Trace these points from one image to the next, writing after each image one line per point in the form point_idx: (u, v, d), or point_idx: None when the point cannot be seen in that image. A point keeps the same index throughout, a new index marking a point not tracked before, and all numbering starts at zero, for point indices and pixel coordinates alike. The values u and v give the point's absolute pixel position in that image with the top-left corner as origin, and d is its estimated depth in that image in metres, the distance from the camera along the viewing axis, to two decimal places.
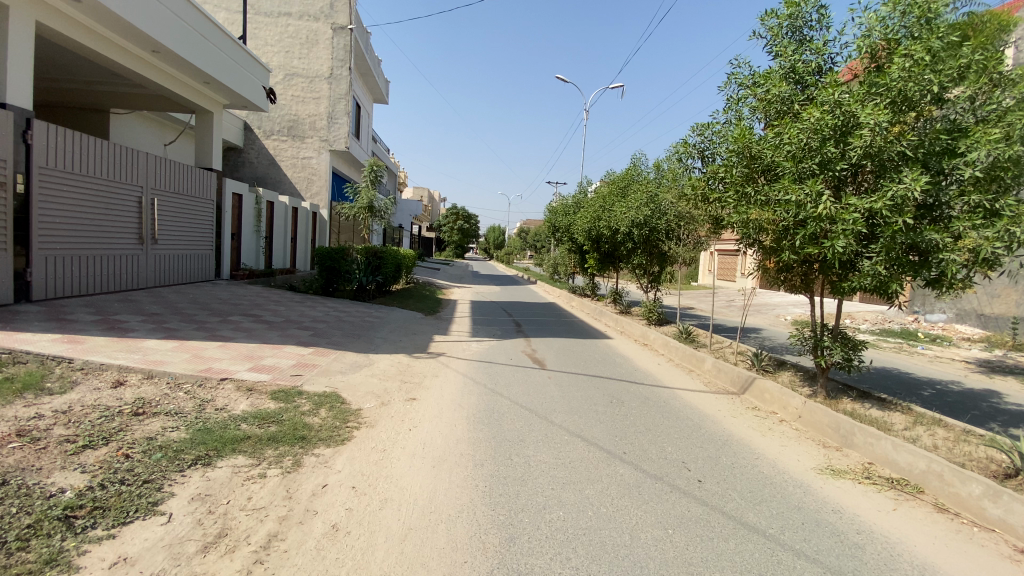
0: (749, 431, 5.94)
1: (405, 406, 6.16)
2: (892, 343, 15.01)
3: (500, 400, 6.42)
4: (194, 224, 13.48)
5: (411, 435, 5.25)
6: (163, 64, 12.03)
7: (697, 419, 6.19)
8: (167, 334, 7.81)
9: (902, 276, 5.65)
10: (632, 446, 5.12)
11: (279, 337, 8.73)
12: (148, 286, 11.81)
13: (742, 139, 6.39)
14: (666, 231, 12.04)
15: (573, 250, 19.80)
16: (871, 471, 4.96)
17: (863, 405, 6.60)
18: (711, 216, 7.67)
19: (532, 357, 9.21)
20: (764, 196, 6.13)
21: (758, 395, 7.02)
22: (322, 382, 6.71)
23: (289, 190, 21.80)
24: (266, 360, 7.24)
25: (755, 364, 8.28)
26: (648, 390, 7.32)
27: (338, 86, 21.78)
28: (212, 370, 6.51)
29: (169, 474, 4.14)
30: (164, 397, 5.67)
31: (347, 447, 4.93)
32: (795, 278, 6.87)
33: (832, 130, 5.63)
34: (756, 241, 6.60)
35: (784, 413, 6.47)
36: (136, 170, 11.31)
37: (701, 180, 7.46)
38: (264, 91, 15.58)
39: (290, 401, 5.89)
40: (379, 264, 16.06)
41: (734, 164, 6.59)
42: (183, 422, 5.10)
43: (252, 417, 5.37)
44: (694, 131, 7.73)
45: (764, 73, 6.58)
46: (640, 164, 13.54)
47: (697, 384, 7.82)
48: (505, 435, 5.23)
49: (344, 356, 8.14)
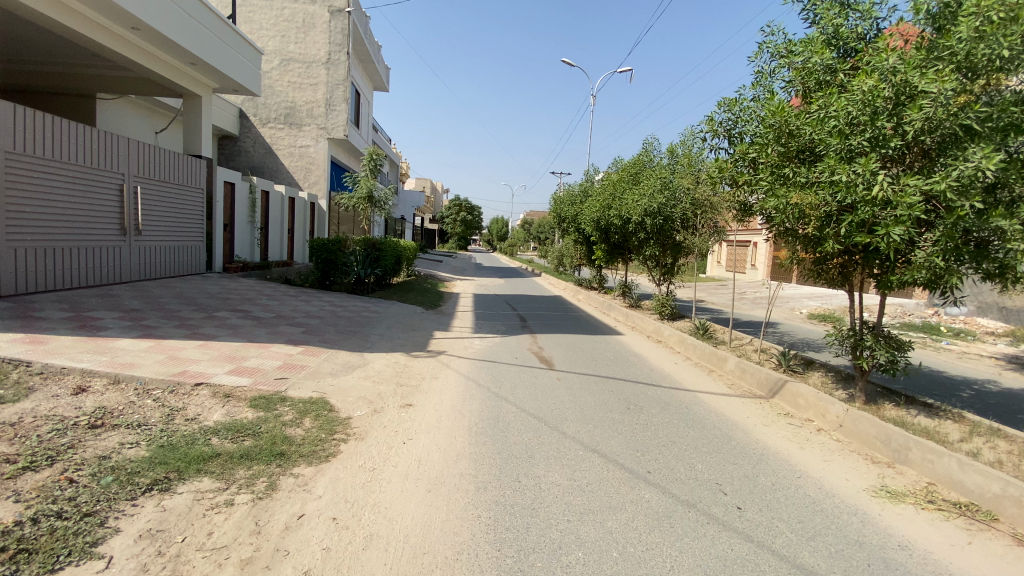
0: (785, 443, 5.28)
1: (401, 415, 5.51)
2: (914, 338, 14.29)
3: (505, 407, 5.76)
4: (182, 214, 12.84)
5: (405, 451, 4.60)
6: (145, 43, 11.35)
7: (724, 429, 5.53)
8: (143, 333, 7.18)
9: (960, 268, 4.96)
10: (656, 464, 4.48)
11: (267, 335, 8.09)
12: (132, 280, 11.18)
13: (777, 114, 5.70)
14: (681, 220, 11.34)
15: (580, 241, 19.17)
16: (934, 494, 4.30)
17: (910, 413, 5.91)
18: (739, 202, 6.94)
19: (540, 356, 8.55)
20: (805, 179, 5.43)
21: (790, 400, 6.37)
22: (309, 386, 6.07)
23: (286, 180, 21.13)
24: (250, 361, 6.61)
25: (784, 364, 7.62)
26: (667, 394, 6.67)
27: (336, 71, 21.04)
28: (187, 374, 5.88)
29: (117, 504, 3.52)
30: (128, 407, 5.04)
31: (331, 466, 4.30)
32: (833, 271, 6.18)
33: (884, 102, 4.93)
34: (793, 230, 5.90)
35: (822, 421, 5.81)
36: (118, 156, 10.66)
37: (728, 162, 6.75)
38: (256, 74, 14.85)
39: (271, 409, 5.25)
40: (378, 256, 15.36)
41: (768, 142, 5.89)
42: (145, 437, 4.47)
43: (225, 429, 4.74)
44: (719, 108, 6.99)
45: (802, 41, 5.87)
46: (652, 149, 12.76)
47: (720, 387, 7.14)
48: (511, 451, 4.57)
49: (336, 356, 7.50)
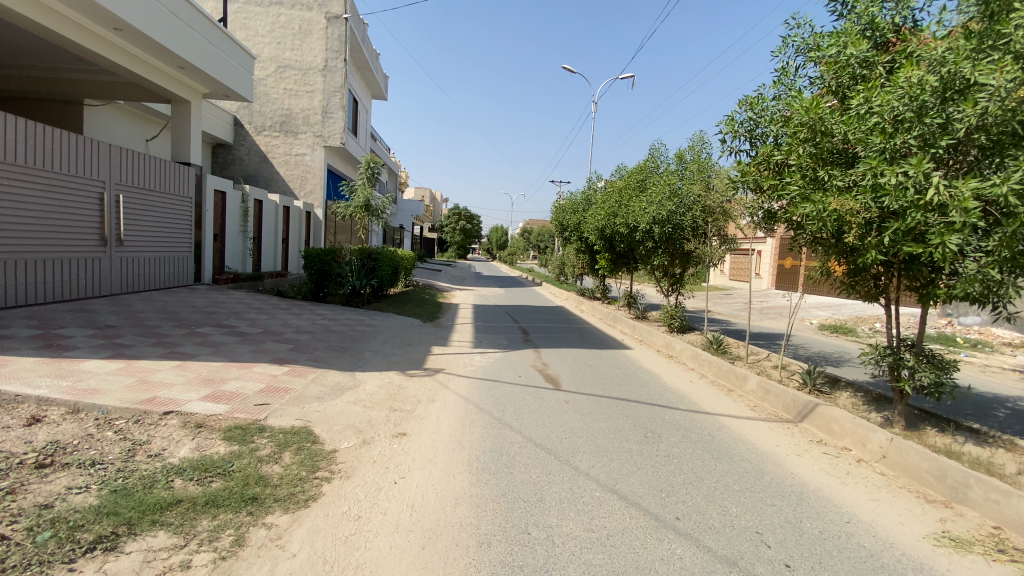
0: (823, 477, 4.72)
1: (392, 447, 4.93)
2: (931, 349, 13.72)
3: (509, 436, 5.18)
4: (169, 223, 12.29)
5: (397, 494, 4.02)
6: (130, 46, 10.85)
7: (756, 461, 4.94)
8: (114, 353, 6.60)
9: (1018, 280, 4.43)
10: (685, 508, 3.91)
11: (251, 353, 7.52)
12: (113, 294, 10.60)
13: (809, 111, 5.18)
14: (690, 228, 10.81)
15: (583, 250, 18.63)
16: (1004, 542, 3.72)
17: (958, 443, 5.32)
18: (763, 210, 6.40)
19: (544, 374, 7.96)
20: (843, 181, 4.89)
21: (823, 426, 5.79)
22: (293, 413, 5.47)
23: (281, 189, 20.67)
24: (229, 384, 6.02)
25: (811, 383, 7.04)
26: (686, 418, 6.09)
27: (333, 78, 20.64)
28: (157, 400, 5.29)
29: (50, 570, 2.93)
30: (84, 441, 4.44)
31: (310, 513, 3.72)
32: (869, 284, 5.66)
33: (932, 97, 4.44)
34: (827, 240, 5.36)
35: (861, 451, 5.23)
36: (99, 163, 10.15)
37: (751, 165, 6.18)
38: (248, 80, 14.40)
39: (246, 442, 4.67)
40: (374, 266, 14.78)
41: (798, 143, 5.37)
42: (97, 480, 3.88)
43: (191, 468, 4.16)
44: (740, 105, 6.41)
45: (834, 32, 5.39)
46: (659, 154, 12.23)
47: (741, 409, 6.57)
48: (518, 493, 4.00)
49: (325, 376, 6.92)
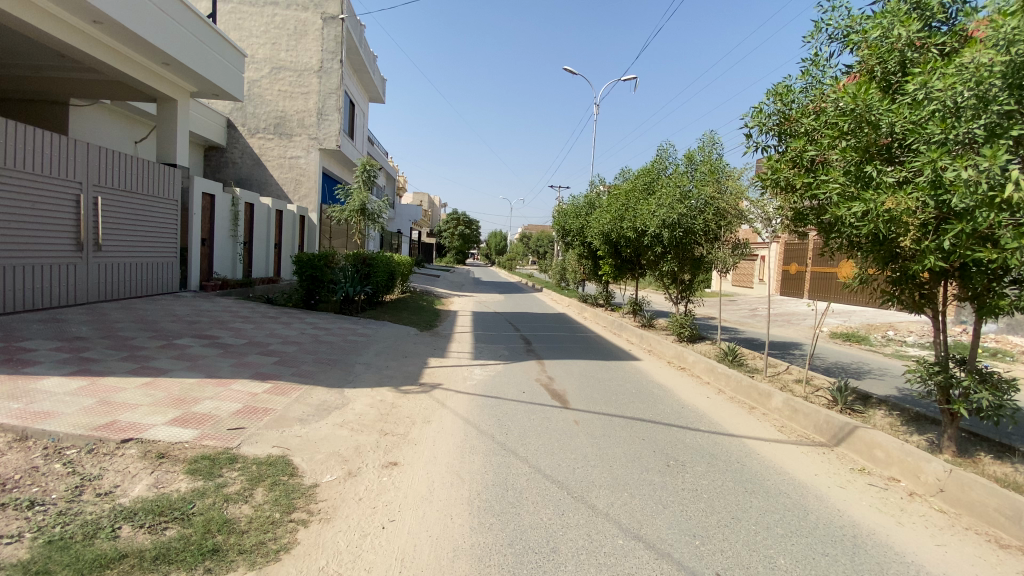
0: (874, 516, 4.13)
1: (382, 479, 4.34)
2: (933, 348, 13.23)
3: (515, 465, 4.58)
4: (152, 227, 11.68)
5: (384, 543, 3.41)
6: (111, 40, 10.26)
7: (796, 496, 4.36)
8: (78, 369, 5.96)
9: None
10: (725, 560, 3.32)
11: (231, 367, 6.89)
12: (89, 301, 9.97)
13: (856, 98, 4.60)
14: (702, 232, 10.24)
15: (586, 256, 18.08)
16: None
17: (1018, 473, 4.73)
18: (792, 212, 5.85)
19: (549, 389, 7.36)
20: (894, 177, 4.32)
21: (864, 451, 5.22)
22: (271, 439, 4.86)
23: (275, 193, 20.11)
24: (201, 405, 5.40)
25: (842, 401, 6.50)
26: (709, 441, 5.51)
27: (328, 79, 20.11)
28: (116, 425, 4.65)
29: None
30: (26, 475, 3.81)
31: (279, 570, 3.10)
32: (914, 292, 5.10)
33: (1000, 81, 3.86)
34: (871, 244, 4.78)
35: (913, 483, 4.66)
36: (76, 164, 9.53)
37: (780, 160, 5.58)
38: (237, 78, 13.88)
39: (214, 476, 4.06)
40: (369, 272, 14.15)
41: (838, 136, 4.79)
42: (31, 527, 3.26)
43: (144, 511, 3.53)
44: (768, 96, 5.82)
45: (877, 13, 4.82)
46: (667, 154, 11.65)
47: (768, 430, 5.99)
48: (528, 543, 3.40)
49: (311, 394, 6.31)
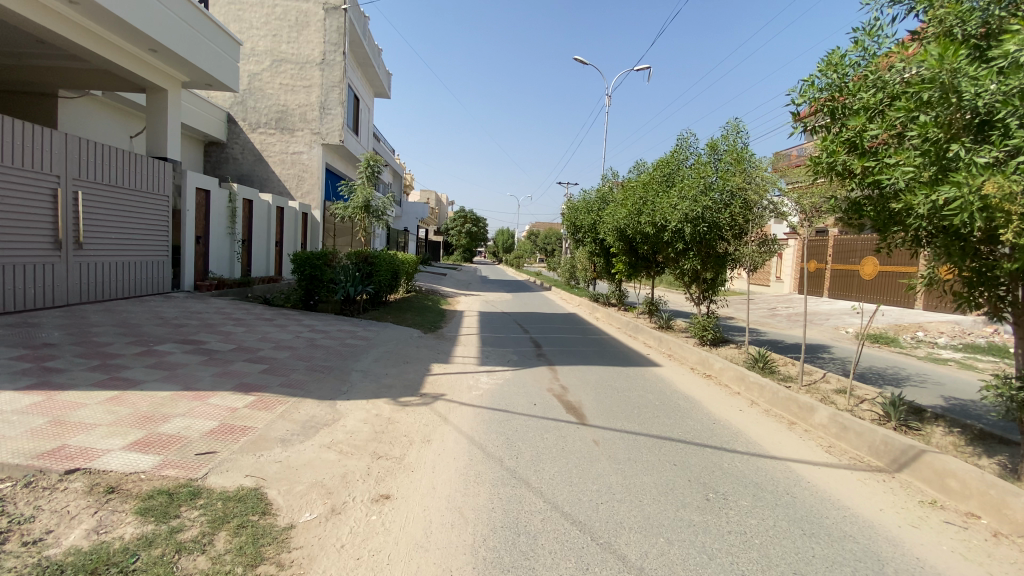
0: (964, 568, 3.38)
1: (371, 518, 3.67)
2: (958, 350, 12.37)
3: (529, 502, 3.88)
4: (140, 224, 11.09)
5: None
6: (92, 23, 9.65)
7: (865, 541, 3.62)
8: (36, 382, 5.33)
9: None
10: None
11: (212, 377, 6.24)
12: (70, 304, 9.39)
13: (939, 62, 3.83)
14: (728, 227, 9.48)
15: (598, 253, 17.26)
16: None
17: None
18: (846, 201, 5.11)
19: (564, 401, 6.65)
20: (987, 157, 3.58)
21: (933, 480, 4.47)
22: (245, 466, 4.20)
23: (276, 189, 19.53)
24: (170, 425, 4.74)
25: (895, 417, 5.75)
26: (750, 466, 4.79)
27: (331, 72, 19.47)
28: (64, 452, 4.01)
29: None
30: None
31: None
32: (993, 294, 4.34)
33: None
34: (949, 236, 4.04)
35: (998, 522, 3.91)
36: (54, 155, 8.93)
37: (836, 140, 4.80)
38: (231, 68, 13.27)
39: (169, 518, 3.39)
40: (371, 271, 13.47)
41: (913, 110, 4.03)
42: None
43: (73, 569, 2.86)
44: (821, 67, 5.04)
45: None
46: (688, 143, 10.86)
47: (818, 452, 5.23)
48: None
49: (298, 408, 5.64)
